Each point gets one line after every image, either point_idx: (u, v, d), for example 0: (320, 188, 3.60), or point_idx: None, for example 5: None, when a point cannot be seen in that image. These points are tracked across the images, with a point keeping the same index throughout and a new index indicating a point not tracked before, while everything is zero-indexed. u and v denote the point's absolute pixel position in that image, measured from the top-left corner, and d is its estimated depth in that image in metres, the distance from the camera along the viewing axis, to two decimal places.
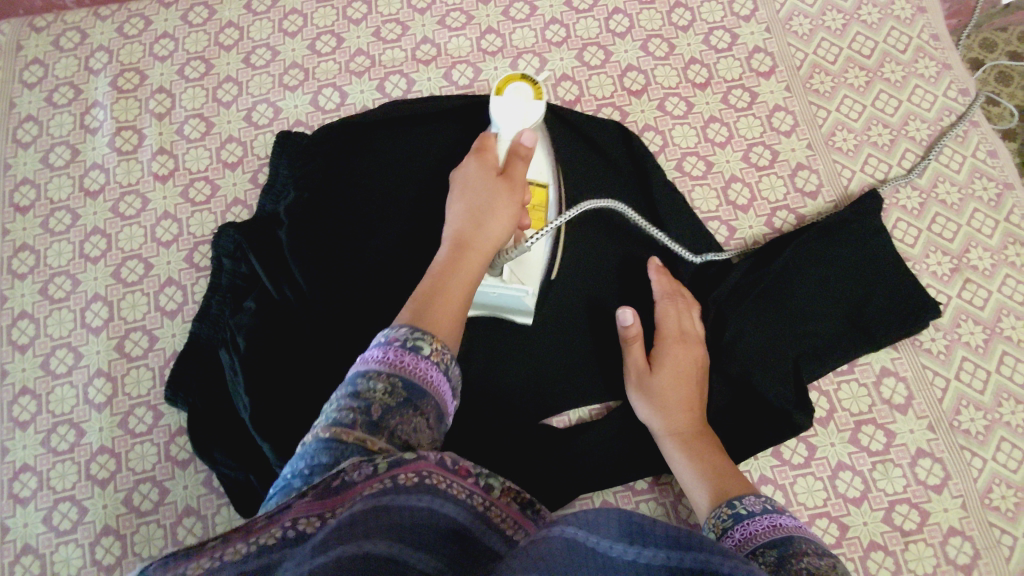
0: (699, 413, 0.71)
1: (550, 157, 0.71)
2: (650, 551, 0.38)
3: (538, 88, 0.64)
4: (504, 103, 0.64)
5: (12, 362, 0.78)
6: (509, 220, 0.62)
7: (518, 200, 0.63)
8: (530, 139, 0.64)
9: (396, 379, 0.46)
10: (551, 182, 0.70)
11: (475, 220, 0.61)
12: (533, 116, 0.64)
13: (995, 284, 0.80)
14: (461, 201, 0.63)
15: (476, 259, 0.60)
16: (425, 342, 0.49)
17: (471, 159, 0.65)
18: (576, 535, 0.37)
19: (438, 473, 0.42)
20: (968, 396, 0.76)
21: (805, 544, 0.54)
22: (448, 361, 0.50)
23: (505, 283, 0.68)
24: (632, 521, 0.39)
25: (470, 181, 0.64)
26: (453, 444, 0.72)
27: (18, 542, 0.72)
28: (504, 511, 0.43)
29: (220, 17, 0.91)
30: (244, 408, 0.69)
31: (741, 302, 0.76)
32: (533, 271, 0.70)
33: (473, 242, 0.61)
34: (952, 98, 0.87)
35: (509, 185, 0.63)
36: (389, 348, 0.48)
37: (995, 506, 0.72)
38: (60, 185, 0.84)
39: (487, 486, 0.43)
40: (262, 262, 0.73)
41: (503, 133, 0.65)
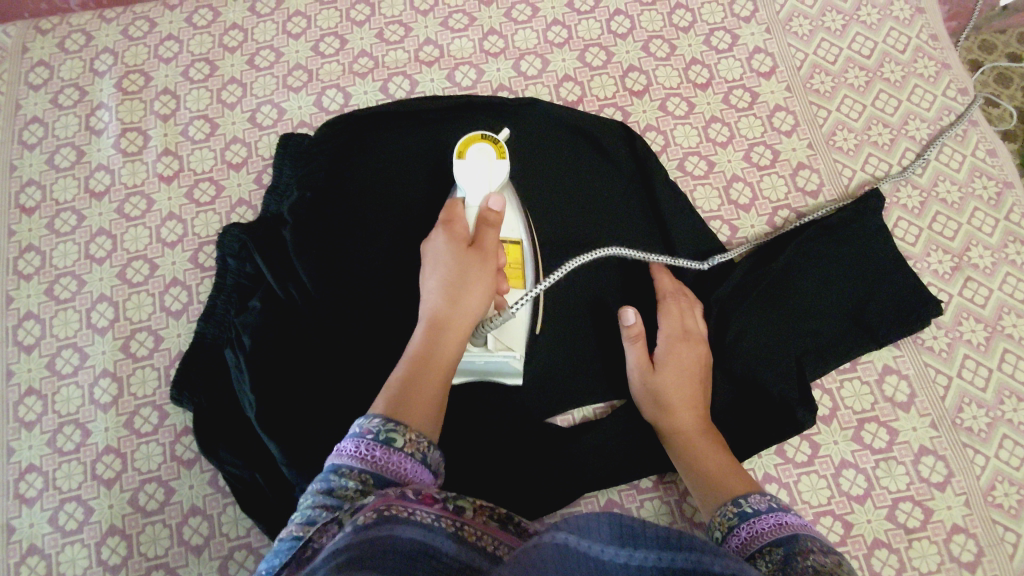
0: (703, 411, 0.71)
1: (521, 214, 0.71)
2: (641, 553, 0.39)
3: (501, 149, 0.68)
4: (467, 167, 0.67)
5: (18, 363, 0.78)
6: (484, 293, 0.60)
7: (492, 270, 0.62)
8: (496, 204, 0.65)
9: (367, 476, 0.47)
10: (524, 237, 0.69)
11: (449, 297, 0.60)
12: (497, 178, 0.67)
13: (995, 282, 0.80)
14: (434, 273, 0.62)
15: (452, 341, 0.60)
16: (398, 434, 0.50)
17: (440, 230, 0.64)
18: (568, 541, 0.40)
19: (398, 504, 0.43)
20: (970, 393, 0.76)
21: (812, 541, 0.55)
22: (425, 448, 0.50)
23: (492, 351, 0.66)
24: (622, 525, 0.41)
25: (439, 252, 0.63)
26: (457, 444, 0.72)
27: (25, 542, 0.72)
28: (479, 529, 0.45)
29: (225, 19, 0.91)
30: (250, 406, 0.70)
31: (743, 298, 0.76)
32: (517, 333, 0.68)
33: (448, 324, 0.60)
34: (952, 97, 0.88)
35: (480, 255, 0.62)
36: (361, 442, 0.49)
37: (998, 503, 0.72)
38: (65, 187, 0.85)
39: (457, 508, 0.45)
40: (266, 261, 0.73)
41: (472, 200, 0.67)
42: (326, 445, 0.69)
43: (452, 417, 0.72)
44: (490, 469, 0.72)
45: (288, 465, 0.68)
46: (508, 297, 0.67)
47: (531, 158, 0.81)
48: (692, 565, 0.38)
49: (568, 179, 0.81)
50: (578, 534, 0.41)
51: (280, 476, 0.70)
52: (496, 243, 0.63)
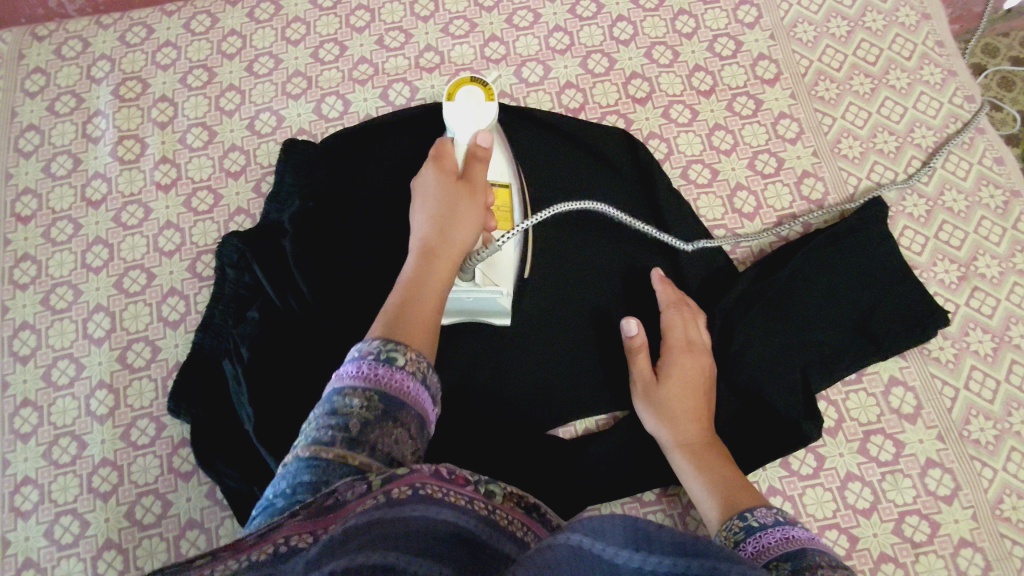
0: (708, 424, 0.70)
1: (509, 158, 0.72)
2: (655, 559, 0.38)
3: (490, 91, 0.69)
4: (455, 109, 0.68)
5: (13, 374, 0.77)
6: (473, 223, 0.62)
7: (481, 203, 0.63)
8: (485, 139, 0.65)
9: (373, 393, 0.46)
10: (513, 181, 0.71)
11: (439, 227, 0.61)
12: (487, 117, 0.68)
13: (1003, 292, 0.79)
14: (423, 207, 0.63)
15: (443, 267, 0.60)
16: (399, 353, 0.49)
17: (429, 165, 0.64)
18: (581, 542, 0.39)
19: (433, 483, 0.42)
20: (978, 405, 0.75)
21: (820, 556, 0.54)
22: (425, 369, 0.50)
23: (480, 286, 0.67)
24: (638, 528, 0.39)
25: (429, 186, 0.64)
26: (458, 456, 0.71)
27: (19, 557, 0.71)
28: (509, 515, 0.45)
29: (223, 25, 0.90)
30: (247, 419, 0.69)
31: (747, 310, 0.75)
32: (505, 271, 0.70)
33: (440, 251, 0.61)
34: (958, 105, 0.87)
35: (470, 188, 0.63)
36: (363, 363, 0.48)
37: (1006, 517, 0.72)
38: (62, 195, 0.84)
39: (489, 492, 0.46)
40: (266, 271, 0.72)
41: (460, 137, 0.67)
42: None
43: (453, 429, 0.72)
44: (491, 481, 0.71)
45: None
46: (495, 234, 0.67)
47: (531, 167, 0.80)
48: None
49: (570, 188, 0.80)
50: (595, 535, 0.39)
51: None
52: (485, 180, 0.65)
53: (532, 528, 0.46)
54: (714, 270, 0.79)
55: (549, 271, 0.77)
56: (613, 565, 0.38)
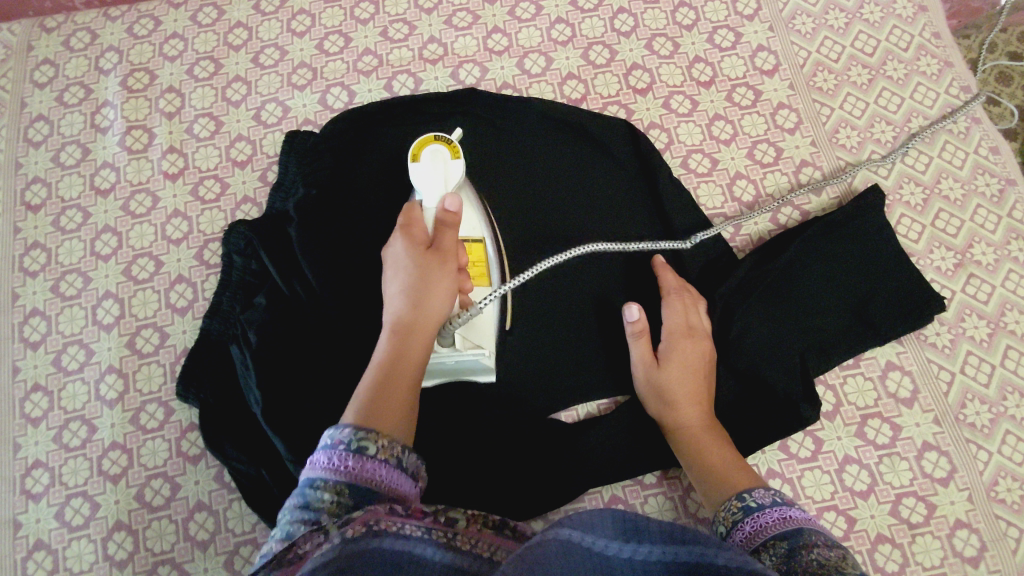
0: (708, 407, 0.71)
1: (481, 210, 0.70)
2: (645, 547, 0.42)
3: (454, 149, 0.71)
4: (420, 169, 0.69)
5: (24, 360, 0.79)
6: (448, 292, 0.61)
7: (453, 269, 0.62)
8: (453, 204, 0.65)
9: (344, 487, 0.46)
10: (486, 234, 0.69)
11: (411, 300, 0.60)
12: (454, 175, 0.69)
13: (998, 279, 0.81)
14: (395, 278, 0.62)
15: (418, 344, 0.59)
16: (370, 442, 0.48)
17: (398, 234, 0.64)
18: (572, 536, 0.42)
19: (389, 518, 0.43)
20: (973, 389, 0.76)
21: (816, 536, 0.55)
22: (399, 453, 0.50)
23: (461, 350, 0.65)
24: (625, 520, 0.43)
25: (399, 256, 0.63)
26: (461, 440, 0.72)
27: (31, 538, 0.72)
28: (472, 539, 0.49)
29: (229, 17, 0.91)
30: (255, 403, 0.70)
31: (748, 294, 0.76)
32: (486, 330, 0.68)
33: (414, 327, 0.60)
34: (954, 95, 0.88)
35: (440, 255, 0.62)
36: (333, 454, 0.47)
37: (1001, 498, 0.73)
38: (71, 184, 0.85)
39: (451, 520, 0.49)
40: (272, 258, 0.73)
41: (427, 201, 0.67)
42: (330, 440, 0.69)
43: (457, 413, 0.73)
44: (495, 464, 0.72)
45: (294, 461, 0.68)
46: (474, 296, 0.66)
47: (532, 156, 0.81)
48: (697, 558, 0.40)
49: (571, 176, 0.81)
50: (583, 530, 0.42)
51: (286, 472, 0.71)
52: (455, 244, 0.64)
53: (497, 545, 0.50)
54: (713, 257, 0.80)
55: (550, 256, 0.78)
56: (606, 557, 0.42)
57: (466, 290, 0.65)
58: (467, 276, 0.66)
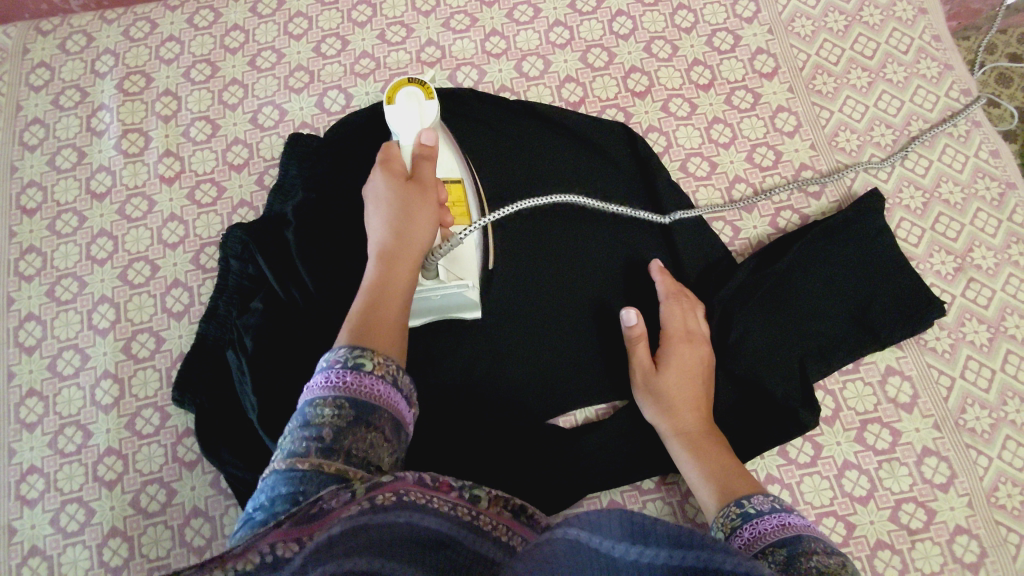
0: (705, 412, 0.71)
1: (457, 155, 0.71)
2: (652, 551, 0.39)
3: (428, 90, 0.69)
4: (396, 112, 0.67)
5: (19, 365, 0.78)
6: (432, 220, 0.61)
7: (435, 199, 0.62)
8: (429, 138, 0.65)
9: (344, 400, 0.46)
10: (464, 176, 0.70)
11: (394, 230, 0.59)
12: (429, 114, 0.68)
13: (998, 283, 0.80)
14: (377, 211, 0.61)
15: (406, 272, 0.58)
16: (367, 358, 0.49)
17: (377, 169, 0.63)
18: (578, 536, 0.39)
19: (416, 491, 0.42)
20: (974, 394, 0.76)
21: (815, 543, 0.55)
22: (395, 372, 0.50)
23: (445, 282, 0.65)
24: (634, 523, 0.40)
25: (379, 190, 0.62)
26: (458, 445, 0.72)
27: (26, 544, 0.72)
28: (494, 520, 0.46)
29: (226, 20, 0.91)
30: (251, 407, 0.70)
31: (746, 299, 0.76)
32: (469, 265, 0.68)
33: (400, 254, 0.59)
34: (954, 98, 0.88)
35: (420, 186, 0.62)
36: (331, 372, 0.48)
37: (1001, 504, 0.72)
38: (67, 188, 0.85)
39: (474, 498, 0.46)
40: (268, 261, 0.73)
41: (404, 140, 0.67)
42: None
43: (454, 418, 0.73)
44: (493, 469, 0.72)
45: None
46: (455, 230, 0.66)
47: (530, 160, 0.81)
48: (704, 565, 0.37)
49: (570, 179, 0.81)
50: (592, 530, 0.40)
51: None
52: (434, 177, 0.64)
53: (519, 531, 0.46)
54: (712, 261, 0.80)
55: (548, 261, 0.78)
56: (611, 559, 0.39)
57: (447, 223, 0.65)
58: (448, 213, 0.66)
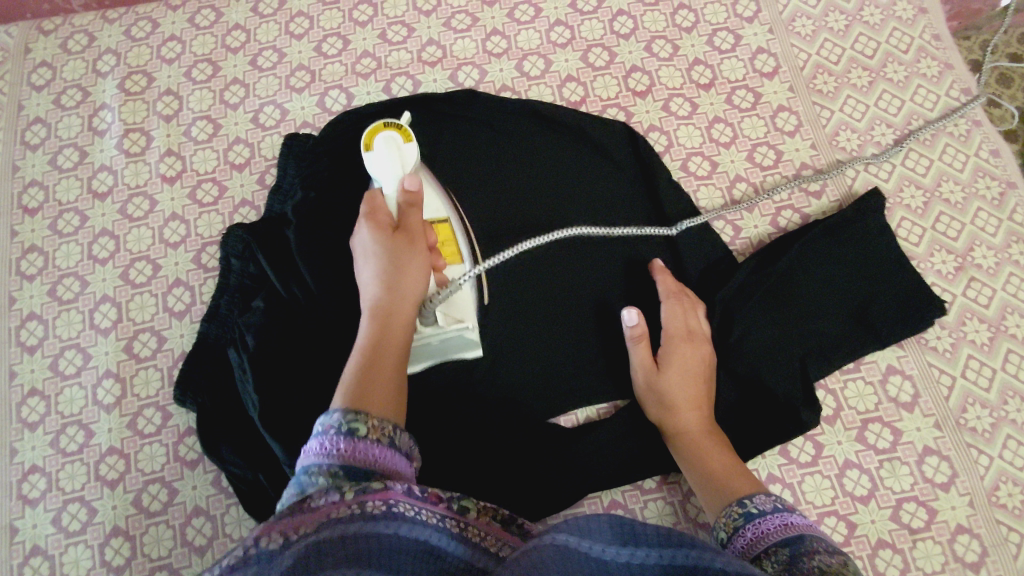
0: (707, 411, 0.71)
1: (443, 194, 0.71)
2: (642, 551, 0.41)
3: (406, 133, 0.69)
4: (375, 157, 0.68)
5: (20, 364, 0.78)
6: (422, 270, 0.62)
7: (423, 250, 0.63)
8: (412, 183, 0.66)
9: (336, 470, 0.44)
10: (451, 215, 0.70)
11: (384, 284, 0.60)
12: (409, 161, 0.69)
13: (999, 282, 0.80)
14: (366, 266, 0.62)
15: (399, 324, 0.60)
16: (361, 423, 0.48)
17: (363, 222, 0.63)
18: (567, 541, 0.41)
19: (407, 500, 0.43)
20: (974, 394, 0.76)
21: (817, 542, 0.55)
22: (391, 433, 0.49)
23: (443, 327, 0.66)
24: (623, 525, 0.43)
25: (367, 244, 0.62)
26: (460, 443, 0.72)
27: (27, 543, 0.72)
28: (483, 530, 0.47)
29: (227, 20, 0.91)
30: (253, 405, 0.70)
31: (747, 299, 0.76)
32: (467, 306, 0.68)
33: (393, 310, 0.59)
34: (954, 97, 0.88)
35: (408, 236, 0.63)
36: (325, 441, 0.46)
37: (1002, 503, 0.72)
38: (68, 187, 0.85)
39: (463, 508, 0.46)
40: (270, 261, 0.73)
41: (387, 189, 0.67)
42: None
43: (456, 417, 0.73)
44: (494, 468, 0.72)
45: (290, 465, 0.68)
46: (448, 273, 0.67)
47: (530, 158, 0.81)
48: (693, 562, 0.40)
49: (569, 178, 0.81)
50: (580, 535, 0.42)
51: (282, 476, 0.70)
52: (422, 223, 0.65)
53: (506, 540, 0.48)
54: (713, 260, 0.80)
55: (548, 259, 0.78)
56: (602, 562, 0.41)
57: (439, 267, 0.67)
58: (438, 255, 0.67)
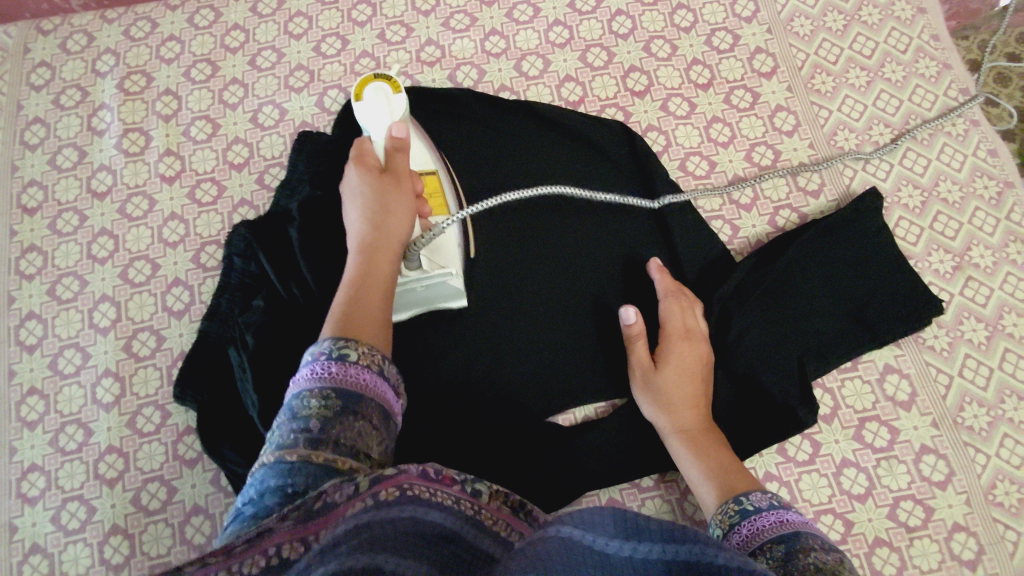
0: (705, 410, 0.71)
1: (431, 148, 0.73)
2: (645, 546, 0.39)
3: (395, 83, 0.70)
4: (365, 108, 0.69)
5: (20, 363, 0.78)
6: (407, 208, 0.63)
7: (408, 189, 0.64)
8: (400, 131, 0.67)
9: (329, 391, 0.46)
10: (439, 168, 0.72)
11: (372, 220, 0.61)
12: (398, 110, 0.69)
13: (996, 282, 0.80)
14: (355, 205, 0.63)
15: (388, 257, 0.60)
16: (351, 349, 0.49)
17: (352, 165, 0.65)
18: (572, 534, 0.39)
19: (420, 484, 0.42)
20: (972, 392, 0.76)
21: (812, 539, 0.55)
22: (380, 361, 0.50)
23: (429, 271, 0.67)
24: (627, 519, 0.40)
25: (354, 184, 0.64)
26: (459, 442, 0.72)
27: (27, 542, 0.72)
28: (494, 514, 0.46)
29: (226, 20, 0.91)
30: (251, 404, 0.70)
31: (745, 298, 0.76)
32: (450, 254, 0.70)
33: (378, 243, 0.60)
34: (952, 97, 0.88)
35: (394, 177, 0.64)
36: (316, 365, 0.48)
37: (998, 501, 0.73)
38: (67, 187, 0.85)
39: (475, 492, 0.45)
40: (270, 259, 0.73)
41: (376, 137, 0.69)
42: None
43: (455, 415, 0.73)
44: (492, 466, 0.72)
45: None
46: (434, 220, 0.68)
47: (528, 159, 0.81)
48: (697, 558, 0.38)
49: (569, 176, 0.81)
50: (585, 528, 0.40)
51: None
52: (407, 168, 0.66)
53: (517, 525, 0.47)
54: (711, 259, 0.80)
55: (546, 260, 0.78)
56: (605, 556, 0.39)
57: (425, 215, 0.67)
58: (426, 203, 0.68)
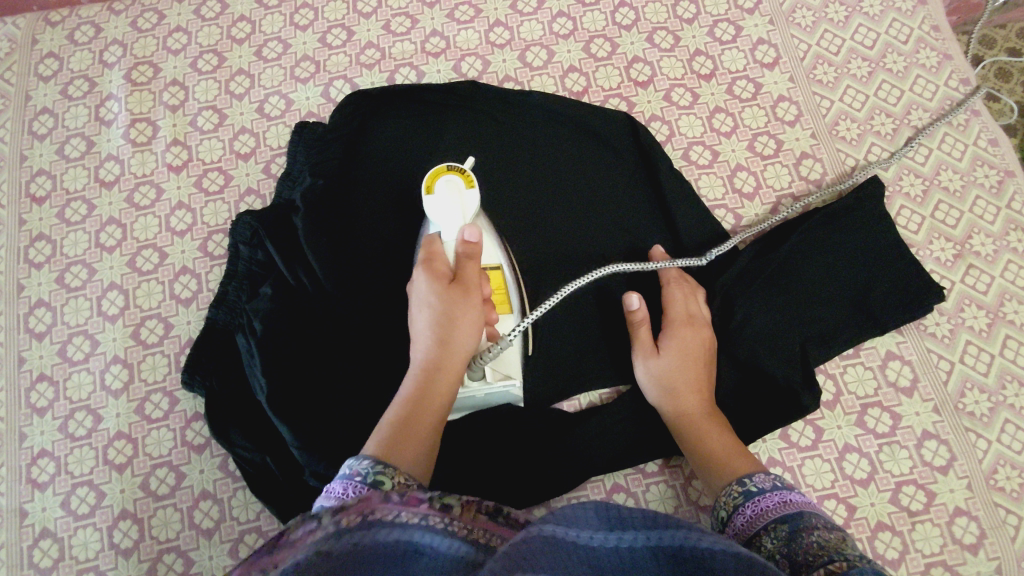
0: (708, 395, 0.72)
1: (498, 240, 0.71)
2: (630, 535, 0.43)
3: (468, 178, 0.68)
4: (436, 201, 0.67)
5: (29, 351, 0.79)
6: (474, 327, 0.61)
7: (476, 301, 0.62)
8: (472, 235, 0.65)
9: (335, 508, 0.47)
10: (504, 262, 0.69)
11: (439, 340, 0.61)
12: (470, 208, 0.68)
13: (997, 269, 0.81)
14: (422, 314, 0.62)
15: (447, 382, 0.60)
16: (386, 476, 0.50)
17: (421, 268, 0.64)
18: (555, 531, 0.42)
19: (381, 508, 0.44)
20: (973, 378, 0.77)
21: (816, 518, 0.56)
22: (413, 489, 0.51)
23: (491, 383, 0.68)
24: (607, 515, 0.44)
25: (423, 292, 0.62)
26: (466, 429, 0.73)
27: (37, 526, 0.73)
28: (471, 524, 0.46)
29: (232, 11, 0.92)
30: (261, 390, 0.70)
31: (747, 285, 0.77)
32: (513, 361, 0.69)
33: (440, 365, 0.60)
34: (953, 87, 0.89)
35: (463, 288, 0.62)
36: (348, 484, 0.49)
37: (1000, 486, 0.73)
38: (76, 176, 0.86)
39: (444, 506, 0.46)
40: (276, 246, 0.74)
41: (445, 235, 0.67)
42: (331, 425, 0.70)
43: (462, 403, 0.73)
44: (498, 453, 0.73)
45: (300, 448, 0.68)
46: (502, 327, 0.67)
47: (529, 151, 0.82)
48: (680, 542, 0.41)
49: (574, 168, 0.82)
50: (567, 524, 0.42)
51: (292, 460, 0.71)
52: (477, 275, 0.64)
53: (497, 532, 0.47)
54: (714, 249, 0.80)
55: (548, 253, 0.79)
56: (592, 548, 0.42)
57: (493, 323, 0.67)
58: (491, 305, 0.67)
